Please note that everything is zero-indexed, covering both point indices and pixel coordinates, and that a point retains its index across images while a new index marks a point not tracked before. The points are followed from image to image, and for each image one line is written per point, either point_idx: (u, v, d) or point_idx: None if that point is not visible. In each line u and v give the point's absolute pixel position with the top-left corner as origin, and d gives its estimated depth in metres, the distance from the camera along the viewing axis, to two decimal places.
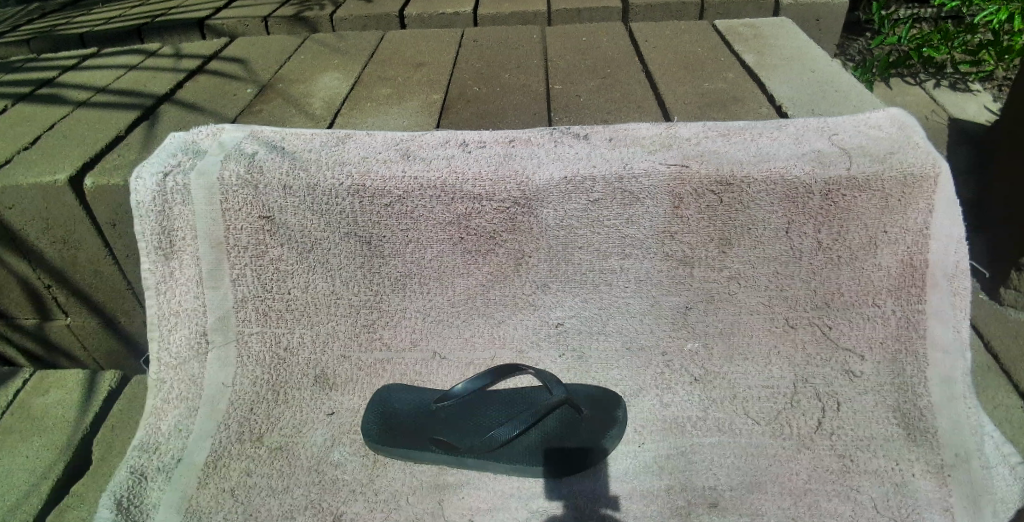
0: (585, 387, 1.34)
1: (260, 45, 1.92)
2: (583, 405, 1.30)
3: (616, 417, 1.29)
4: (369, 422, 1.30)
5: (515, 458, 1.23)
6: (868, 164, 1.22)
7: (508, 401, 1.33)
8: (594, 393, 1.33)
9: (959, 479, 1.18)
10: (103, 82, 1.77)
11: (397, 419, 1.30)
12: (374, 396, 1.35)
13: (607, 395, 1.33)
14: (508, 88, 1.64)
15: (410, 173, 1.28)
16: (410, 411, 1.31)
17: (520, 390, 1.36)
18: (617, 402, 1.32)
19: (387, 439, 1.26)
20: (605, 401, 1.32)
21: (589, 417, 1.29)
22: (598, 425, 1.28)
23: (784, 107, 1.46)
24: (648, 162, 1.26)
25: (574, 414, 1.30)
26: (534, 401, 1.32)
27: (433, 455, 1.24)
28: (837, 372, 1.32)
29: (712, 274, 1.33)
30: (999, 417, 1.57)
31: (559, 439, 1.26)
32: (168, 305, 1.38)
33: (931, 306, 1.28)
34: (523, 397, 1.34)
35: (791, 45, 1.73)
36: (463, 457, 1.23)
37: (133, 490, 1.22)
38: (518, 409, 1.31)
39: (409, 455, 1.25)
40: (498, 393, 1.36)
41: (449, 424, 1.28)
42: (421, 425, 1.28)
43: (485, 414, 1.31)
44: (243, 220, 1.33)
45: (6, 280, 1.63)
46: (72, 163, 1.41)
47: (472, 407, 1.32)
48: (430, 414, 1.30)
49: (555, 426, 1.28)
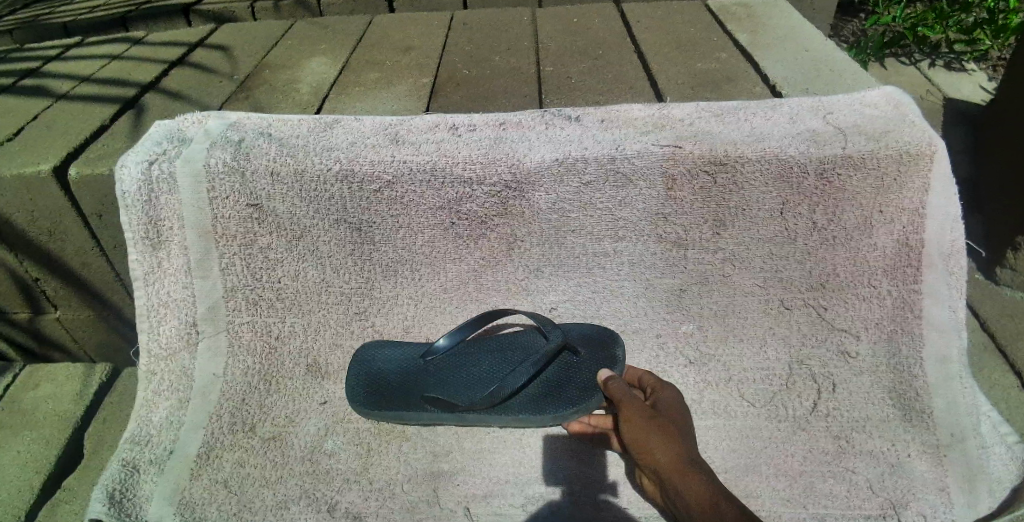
0: (582, 327, 1.34)
1: (248, 31, 1.89)
2: (580, 346, 1.29)
3: (615, 353, 1.26)
4: (354, 387, 1.27)
5: (518, 409, 1.20)
6: (863, 142, 1.21)
7: (500, 349, 1.32)
8: (592, 333, 1.32)
9: (954, 459, 1.19)
10: (89, 70, 1.74)
11: (386, 380, 1.28)
12: (355, 356, 1.33)
13: (605, 333, 1.31)
14: (498, 70, 1.61)
15: (398, 158, 1.26)
16: (399, 373, 1.29)
17: (511, 335, 1.35)
18: (615, 339, 1.29)
19: (376, 401, 1.24)
20: (602, 340, 1.30)
21: (589, 356, 1.27)
22: (598, 362, 1.25)
23: (778, 86, 1.44)
24: (641, 143, 1.24)
25: (573, 357, 1.28)
26: (530, 347, 1.31)
27: (429, 414, 1.21)
28: (833, 353, 1.31)
29: (706, 256, 1.32)
30: (995, 396, 1.57)
31: (559, 384, 1.23)
32: (157, 296, 1.35)
33: (926, 285, 1.27)
34: (514, 342, 1.33)
35: (784, 25, 1.71)
36: (463, 414, 1.20)
37: (125, 484, 1.21)
38: (512, 356, 1.30)
39: (403, 416, 1.22)
40: (487, 341, 1.34)
41: (440, 381, 1.27)
42: (412, 386, 1.26)
43: (475, 364, 1.30)
44: (231, 208, 1.31)
45: (6, 270, 1.59)
46: (56, 153, 1.38)
47: (463, 357, 1.31)
48: (421, 369, 1.29)
49: (555, 372, 1.26)
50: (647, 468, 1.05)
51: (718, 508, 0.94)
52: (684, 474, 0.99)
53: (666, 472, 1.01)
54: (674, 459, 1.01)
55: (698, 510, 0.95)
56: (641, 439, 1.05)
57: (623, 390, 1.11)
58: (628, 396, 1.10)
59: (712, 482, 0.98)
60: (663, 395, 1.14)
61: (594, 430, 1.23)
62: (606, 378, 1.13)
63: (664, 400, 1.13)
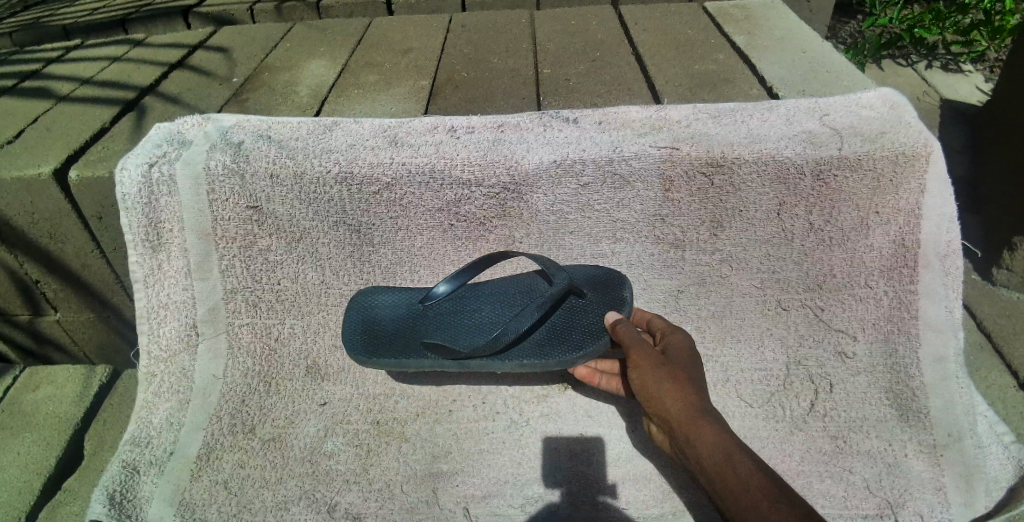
0: (588, 268, 1.31)
1: (247, 34, 1.90)
2: (585, 288, 1.28)
3: (622, 296, 1.25)
4: (351, 334, 1.27)
5: (519, 356, 1.21)
6: (860, 144, 1.21)
7: (501, 294, 1.32)
8: (598, 275, 1.30)
9: (951, 458, 1.20)
10: (89, 72, 1.74)
11: (383, 329, 1.28)
12: (351, 304, 1.32)
13: (612, 275, 1.29)
14: (496, 72, 1.62)
15: (397, 160, 1.27)
16: (397, 319, 1.29)
17: (514, 279, 1.35)
18: (622, 282, 1.28)
19: (374, 350, 1.24)
20: (609, 282, 1.28)
21: (594, 300, 1.26)
22: (604, 307, 1.24)
23: (774, 88, 1.44)
24: (639, 144, 1.24)
25: (579, 300, 1.27)
26: (535, 291, 1.30)
27: (429, 361, 1.22)
28: (830, 353, 1.32)
29: (703, 257, 1.32)
30: (992, 396, 1.58)
31: (564, 330, 1.23)
32: (157, 298, 1.36)
33: (922, 286, 1.28)
34: (515, 287, 1.33)
35: (781, 27, 1.72)
36: (463, 361, 1.21)
37: (126, 485, 1.21)
38: (514, 300, 1.30)
39: (402, 363, 1.23)
40: (488, 286, 1.34)
41: (440, 327, 1.28)
42: (411, 333, 1.27)
43: (475, 310, 1.30)
44: (231, 210, 1.31)
45: (7, 272, 1.59)
46: (56, 156, 1.39)
47: (464, 302, 1.32)
48: (420, 316, 1.29)
49: (559, 317, 1.25)
50: (656, 416, 1.08)
51: (732, 459, 0.96)
52: (692, 422, 1.02)
53: (677, 422, 1.04)
54: (683, 408, 1.04)
55: (705, 457, 0.98)
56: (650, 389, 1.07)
57: (631, 335, 1.12)
58: (637, 341, 1.11)
59: (721, 430, 1.00)
60: (673, 339, 1.14)
61: (601, 375, 1.29)
62: (615, 322, 1.16)
63: (674, 345, 1.13)
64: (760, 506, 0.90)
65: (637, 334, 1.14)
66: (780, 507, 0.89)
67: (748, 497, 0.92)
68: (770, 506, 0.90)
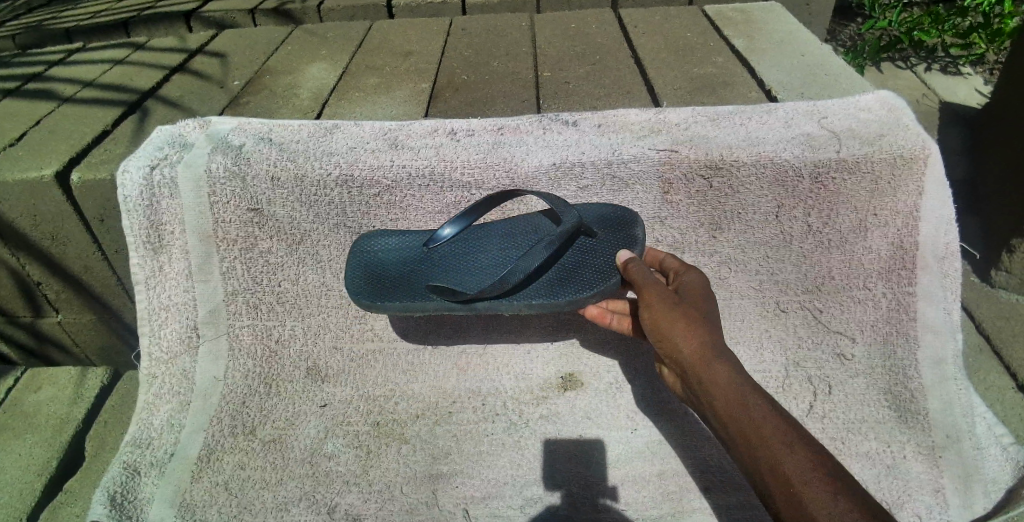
0: (599, 207, 1.28)
1: (248, 37, 1.91)
2: (596, 227, 1.24)
3: (634, 235, 1.21)
4: (355, 276, 1.24)
5: (527, 296, 1.18)
6: (857, 146, 1.22)
7: (508, 236, 1.30)
8: (609, 214, 1.26)
9: (949, 460, 1.21)
10: (91, 74, 1.75)
11: (387, 273, 1.25)
12: (354, 246, 1.30)
13: (623, 214, 1.26)
14: (497, 75, 1.63)
15: (398, 162, 1.28)
16: (401, 262, 1.27)
17: (522, 219, 1.32)
18: (634, 220, 1.24)
19: (377, 293, 1.21)
20: (622, 220, 1.25)
21: (604, 240, 1.22)
22: (615, 246, 1.21)
23: (773, 91, 1.45)
24: (638, 147, 1.25)
25: (590, 240, 1.24)
26: (543, 232, 1.28)
27: (436, 303, 1.19)
28: (829, 355, 1.32)
29: (703, 259, 1.32)
30: (991, 398, 1.59)
31: (575, 270, 1.20)
32: (158, 300, 1.36)
33: (920, 288, 1.28)
34: (524, 228, 1.30)
35: (779, 30, 1.72)
36: (472, 303, 1.18)
37: (127, 485, 1.22)
38: (521, 242, 1.29)
39: (407, 306, 1.19)
40: (495, 228, 1.32)
41: (446, 272, 1.26)
42: (415, 276, 1.25)
43: (482, 254, 1.29)
44: (232, 212, 1.32)
45: (9, 274, 1.60)
46: (58, 158, 1.39)
47: (471, 245, 1.30)
48: (426, 260, 1.27)
49: (573, 259, 1.22)
50: (667, 356, 1.05)
51: (744, 400, 0.94)
52: (708, 363, 0.99)
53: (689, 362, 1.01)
54: (696, 348, 1.00)
55: (719, 393, 0.96)
56: (661, 328, 1.05)
57: (644, 273, 1.09)
58: (650, 280, 1.08)
59: (736, 367, 0.97)
60: (688, 277, 1.12)
61: (612, 314, 1.26)
62: (627, 260, 1.12)
63: (688, 284, 1.11)
64: (773, 448, 0.89)
65: (649, 272, 1.11)
66: (797, 446, 0.88)
67: (764, 435, 0.90)
68: (784, 450, 0.88)
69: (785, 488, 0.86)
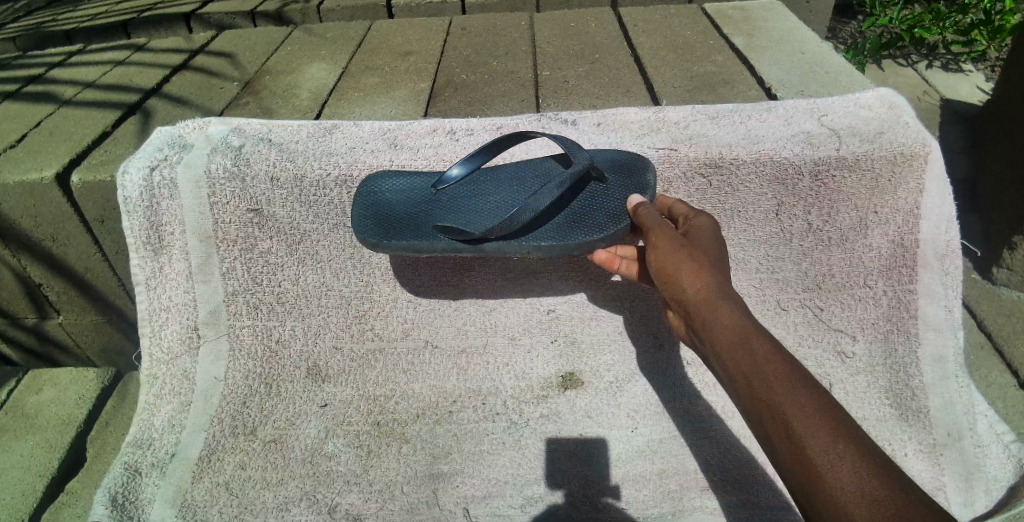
0: (608, 152, 1.25)
1: (248, 37, 1.91)
2: (606, 172, 1.21)
3: (645, 181, 1.18)
4: (360, 217, 1.19)
5: (537, 238, 1.13)
6: (857, 144, 1.22)
7: (517, 177, 1.26)
8: (619, 159, 1.23)
9: (951, 458, 1.21)
10: (92, 75, 1.75)
11: (392, 213, 1.20)
12: (360, 187, 1.24)
13: (634, 159, 1.22)
14: (497, 74, 1.63)
15: (398, 163, 1.29)
16: (407, 201, 1.22)
17: (531, 162, 1.28)
18: (646, 166, 1.21)
19: (382, 233, 1.16)
20: (633, 166, 1.21)
21: (615, 184, 1.19)
22: (626, 191, 1.18)
23: (773, 89, 1.45)
24: (637, 146, 1.26)
25: (600, 185, 1.20)
26: (552, 174, 1.24)
27: (443, 243, 1.14)
28: (829, 353, 1.32)
29: None
30: (993, 395, 1.59)
31: (585, 214, 1.17)
32: (159, 301, 1.36)
33: (921, 286, 1.28)
34: (533, 170, 1.26)
35: (779, 28, 1.72)
36: (481, 244, 1.13)
37: (128, 486, 1.21)
38: (531, 183, 1.24)
39: (415, 245, 1.15)
40: (503, 170, 1.28)
41: (452, 213, 1.21)
42: (422, 215, 1.20)
43: (489, 195, 1.24)
44: (231, 212, 1.32)
45: (10, 275, 1.60)
46: (59, 159, 1.39)
47: (478, 187, 1.25)
48: (432, 202, 1.23)
49: (582, 203, 1.18)
50: (673, 296, 1.02)
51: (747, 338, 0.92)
52: (712, 304, 0.97)
53: (696, 302, 0.99)
54: (705, 287, 0.98)
55: (723, 333, 0.94)
56: (670, 267, 1.02)
57: (653, 218, 1.08)
58: (659, 224, 1.07)
59: (742, 310, 0.95)
60: (697, 222, 1.10)
61: (620, 261, 1.19)
62: (638, 204, 1.11)
63: (697, 228, 1.09)
64: (773, 389, 0.87)
65: (659, 217, 1.09)
66: (798, 388, 0.86)
67: (765, 374, 0.88)
68: (784, 391, 0.86)
69: (782, 422, 0.85)
